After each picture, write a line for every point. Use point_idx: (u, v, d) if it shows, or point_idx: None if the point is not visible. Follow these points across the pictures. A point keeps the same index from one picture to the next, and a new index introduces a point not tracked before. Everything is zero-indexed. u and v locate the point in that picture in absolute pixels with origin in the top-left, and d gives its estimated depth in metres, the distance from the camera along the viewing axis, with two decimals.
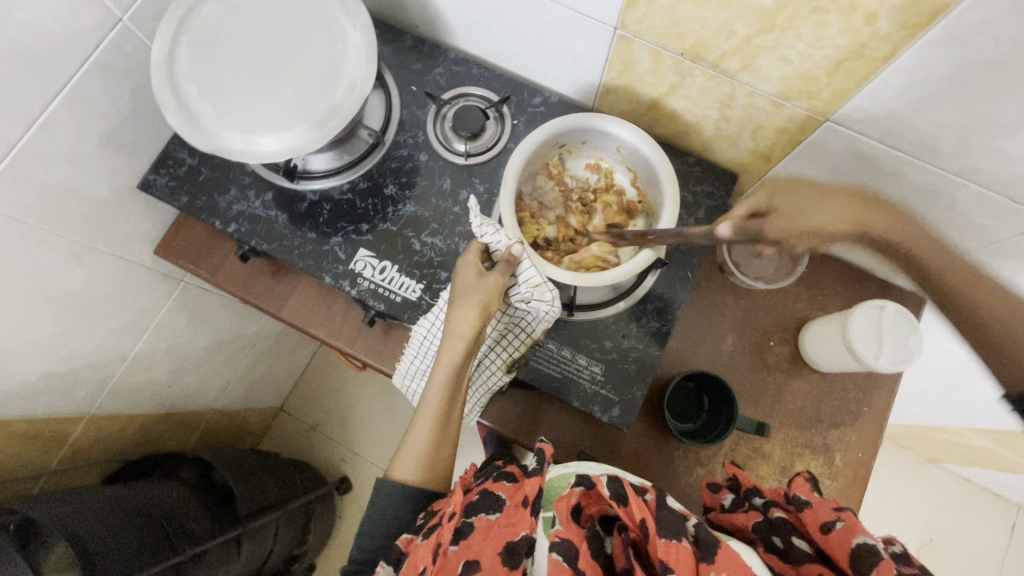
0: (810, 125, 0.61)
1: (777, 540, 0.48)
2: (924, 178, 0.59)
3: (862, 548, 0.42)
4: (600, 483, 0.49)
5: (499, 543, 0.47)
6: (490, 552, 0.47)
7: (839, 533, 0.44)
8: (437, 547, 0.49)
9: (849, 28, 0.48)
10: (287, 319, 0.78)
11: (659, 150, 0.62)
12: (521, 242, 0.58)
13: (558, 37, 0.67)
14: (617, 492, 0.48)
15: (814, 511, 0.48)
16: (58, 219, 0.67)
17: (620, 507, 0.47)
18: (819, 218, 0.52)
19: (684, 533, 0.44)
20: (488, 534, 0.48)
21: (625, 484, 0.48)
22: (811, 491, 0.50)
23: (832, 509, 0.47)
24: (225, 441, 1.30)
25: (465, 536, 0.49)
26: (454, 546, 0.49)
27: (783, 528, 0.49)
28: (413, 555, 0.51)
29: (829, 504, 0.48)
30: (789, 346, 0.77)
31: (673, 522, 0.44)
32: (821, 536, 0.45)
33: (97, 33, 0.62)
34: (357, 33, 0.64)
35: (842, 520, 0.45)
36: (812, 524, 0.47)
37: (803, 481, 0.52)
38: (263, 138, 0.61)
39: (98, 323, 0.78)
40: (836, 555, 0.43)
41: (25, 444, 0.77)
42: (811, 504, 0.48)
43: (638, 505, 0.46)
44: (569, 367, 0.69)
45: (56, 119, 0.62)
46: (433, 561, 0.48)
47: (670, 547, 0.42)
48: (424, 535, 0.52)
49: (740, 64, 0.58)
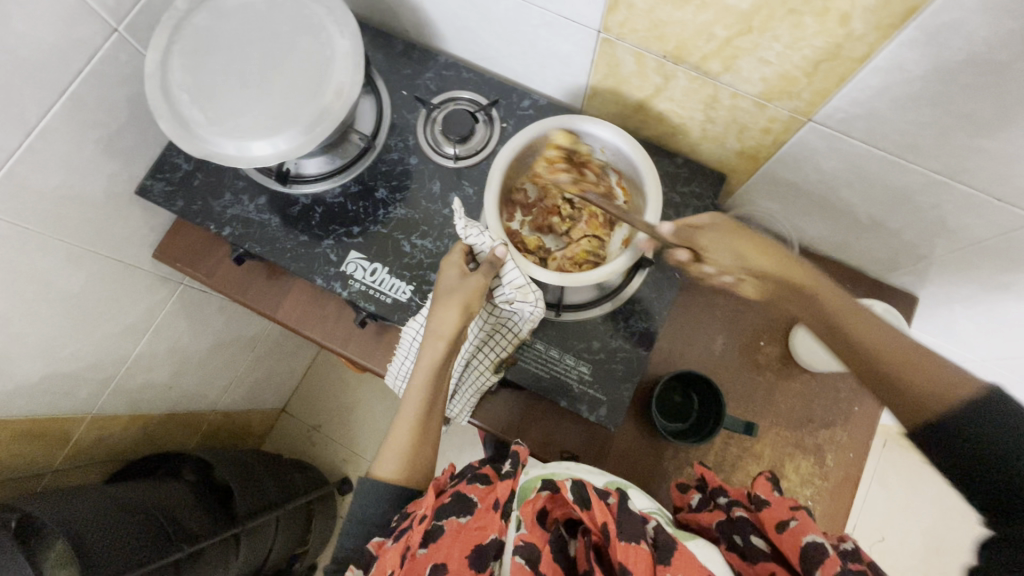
0: (793, 125, 0.62)
1: (737, 538, 0.49)
2: (908, 177, 0.59)
3: (809, 544, 0.44)
4: (564, 487, 0.49)
5: (468, 546, 0.48)
6: (458, 555, 0.48)
7: (792, 530, 0.46)
8: (406, 550, 0.49)
9: (824, 29, 0.49)
10: (281, 321, 0.79)
11: (641, 148, 0.64)
12: (505, 244, 0.59)
13: (544, 40, 0.68)
14: (580, 495, 0.48)
15: (771, 510, 0.49)
16: (58, 224, 0.69)
17: (583, 510, 0.47)
18: (747, 253, 0.57)
19: (643, 536, 0.44)
20: (457, 537, 0.49)
21: (589, 488, 0.49)
22: (771, 490, 0.52)
23: (789, 508, 0.48)
24: (228, 441, 1.32)
25: (435, 539, 0.50)
26: (424, 549, 0.49)
27: (743, 526, 0.50)
28: (383, 556, 0.50)
29: (787, 504, 0.49)
30: (779, 346, 0.77)
31: (635, 525, 0.45)
32: (776, 534, 0.47)
33: (93, 43, 0.64)
34: (345, 39, 0.66)
35: (795, 518, 0.46)
36: (769, 523, 0.48)
37: (765, 481, 0.54)
38: (253, 143, 0.63)
39: (98, 325, 0.80)
40: (788, 552, 0.45)
41: (28, 444, 0.78)
42: (770, 504, 0.50)
43: (601, 508, 0.46)
44: (557, 367, 0.70)
45: (54, 127, 0.64)
46: (401, 564, 0.48)
47: (628, 549, 0.43)
48: (396, 537, 0.52)
49: (721, 65, 0.58)
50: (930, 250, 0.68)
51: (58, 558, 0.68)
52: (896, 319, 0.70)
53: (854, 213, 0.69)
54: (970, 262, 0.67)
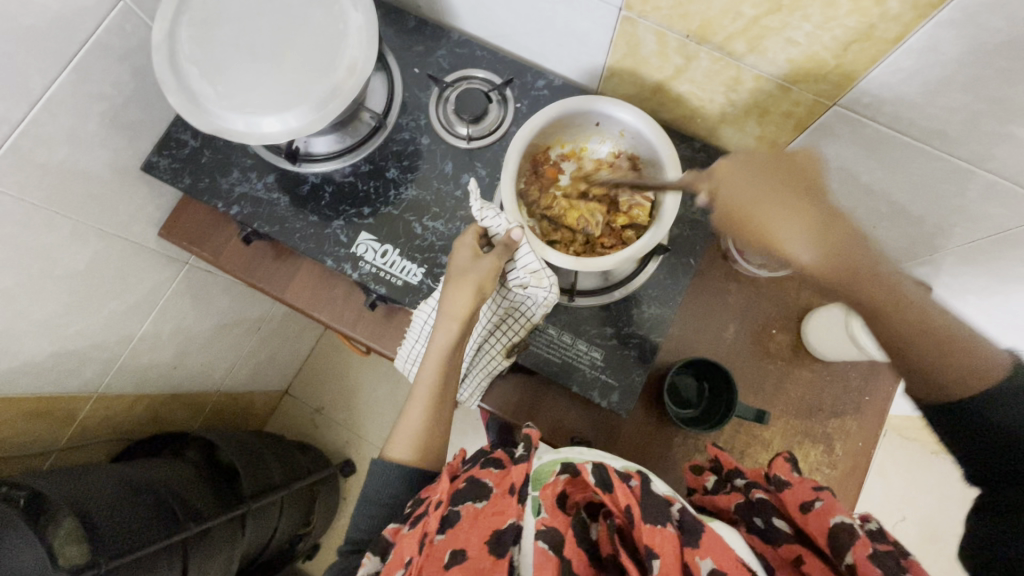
0: (818, 109, 0.60)
1: (759, 521, 0.50)
2: (931, 163, 0.58)
3: (838, 526, 0.44)
4: (586, 471, 0.51)
5: (486, 532, 0.49)
6: (477, 540, 0.48)
7: (818, 511, 0.46)
8: (424, 536, 0.49)
9: (858, 9, 0.47)
10: (289, 301, 0.78)
11: (662, 131, 0.62)
12: (521, 226, 0.58)
13: (561, 18, 0.66)
14: (602, 478, 0.50)
15: (793, 492, 0.50)
16: (62, 199, 0.67)
17: (605, 492, 0.49)
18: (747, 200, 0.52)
19: (668, 518, 0.45)
20: (476, 522, 0.50)
21: (610, 471, 0.50)
22: (791, 471, 0.53)
23: (811, 488, 0.49)
24: (231, 423, 1.32)
25: (451, 525, 0.50)
26: (441, 535, 0.49)
27: (764, 507, 0.50)
28: (400, 544, 0.50)
29: (807, 484, 0.50)
30: (792, 334, 0.77)
31: (658, 507, 0.46)
32: (801, 516, 0.47)
33: (97, 13, 0.62)
34: (358, 13, 0.63)
35: (821, 499, 0.47)
36: (791, 503, 0.49)
37: (783, 461, 0.55)
38: (264, 119, 0.61)
39: (103, 303, 0.79)
40: (815, 533, 0.45)
41: (36, 422, 0.78)
42: (789, 484, 0.51)
43: (624, 492, 0.47)
44: (569, 352, 0.69)
45: (57, 99, 0.62)
46: (420, 551, 0.48)
47: (655, 532, 0.44)
48: (410, 524, 0.52)
49: (746, 46, 0.57)
50: (948, 241, 0.68)
51: (69, 533, 0.68)
52: None
53: (873, 202, 0.68)
54: (988, 253, 0.66)
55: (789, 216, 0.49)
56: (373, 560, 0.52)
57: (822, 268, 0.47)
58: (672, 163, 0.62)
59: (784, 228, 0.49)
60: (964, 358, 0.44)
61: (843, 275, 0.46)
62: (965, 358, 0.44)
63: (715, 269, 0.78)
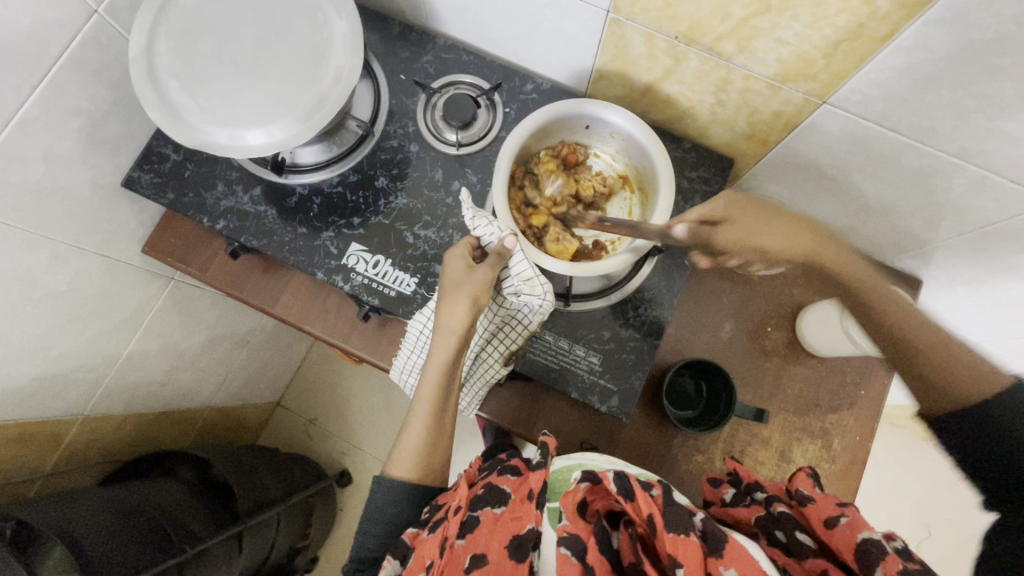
0: (807, 108, 0.60)
1: (780, 535, 0.49)
2: (921, 159, 0.58)
3: (867, 542, 0.43)
4: (607, 478, 0.49)
5: (506, 537, 0.47)
6: (498, 545, 0.47)
7: (844, 527, 0.45)
8: (444, 541, 0.48)
9: (847, 8, 0.47)
10: (279, 315, 0.76)
11: (653, 133, 0.61)
12: (514, 234, 0.57)
13: (548, 21, 0.65)
14: (624, 486, 0.48)
15: (817, 507, 0.49)
16: (40, 219, 0.65)
17: (626, 501, 0.47)
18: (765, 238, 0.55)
19: (690, 527, 0.44)
20: (495, 527, 0.48)
21: (632, 480, 0.48)
22: (813, 486, 0.53)
23: (835, 503, 0.48)
24: (222, 438, 1.29)
25: (473, 529, 0.49)
26: (461, 540, 0.49)
27: (786, 523, 0.50)
28: (420, 549, 0.50)
29: (831, 499, 0.49)
30: (787, 331, 0.77)
31: (681, 517, 0.45)
32: (825, 531, 0.47)
33: (71, 26, 0.60)
34: (342, 21, 0.62)
35: (846, 515, 0.46)
36: (816, 520, 0.48)
37: (805, 477, 0.54)
38: (250, 132, 0.60)
39: (87, 323, 0.77)
40: (842, 550, 0.45)
41: (21, 448, 0.76)
42: (814, 499, 0.50)
43: (646, 500, 0.46)
44: (567, 358, 0.69)
45: (32, 116, 0.60)
46: (440, 555, 0.48)
47: (678, 541, 0.43)
48: (430, 529, 0.52)
49: (736, 47, 0.56)
50: (938, 234, 0.68)
51: (58, 564, 0.66)
52: None
53: (864, 198, 0.69)
54: (978, 246, 0.67)
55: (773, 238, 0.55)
56: (392, 565, 0.52)
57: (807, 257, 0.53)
58: (656, 145, 0.62)
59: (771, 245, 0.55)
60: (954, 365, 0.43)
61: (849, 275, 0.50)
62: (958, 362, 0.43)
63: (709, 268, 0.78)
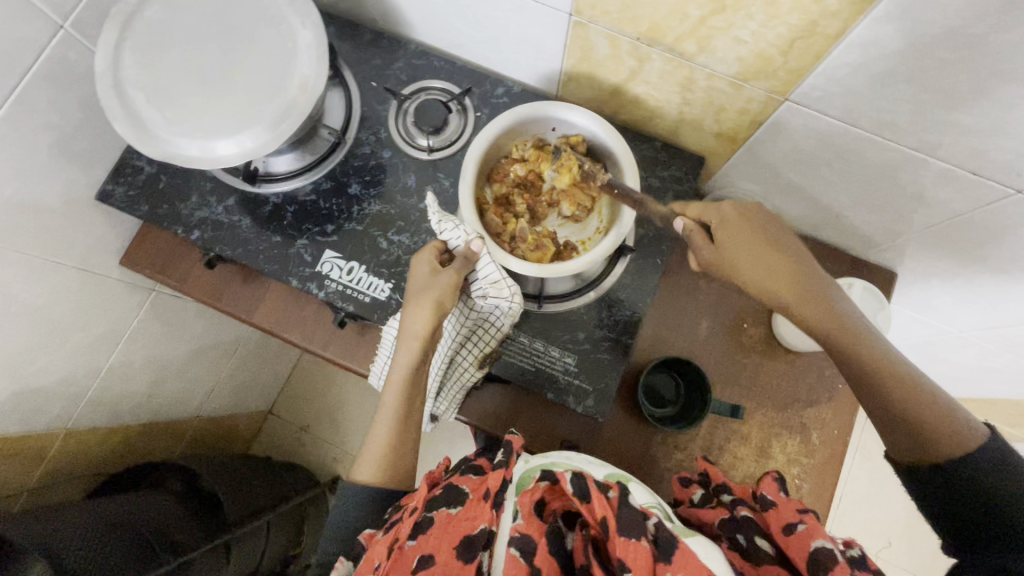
0: (770, 105, 0.61)
1: (740, 539, 0.51)
2: (884, 153, 0.59)
3: (819, 552, 0.45)
4: (564, 479, 0.50)
5: (457, 537, 0.48)
6: (447, 546, 0.48)
7: (800, 534, 0.47)
8: (394, 543, 0.49)
9: (799, 6, 0.47)
10: (257, 324, 0.77)
11: (618, 133, 0.62)
12: (480, 237, 0.58)
13: (513, 26, 0.66)
14: (580, 489, 0.48)
15: (778, 512, 0.51)
16: (14, 235, 0.65)
17: (582, 502, 0.48)
18: (751, 271, 0.54)
19: (643, 532, 0.45)
20: (447, 528, 0.49)
21: (589, 481, 0.49)
22: (778, 490, 0.53)
23: (795, 510, 0.50)
24: (213, 448, 1.29)
25: (423, 531, 0.49)
26: (411, 541, 0.49)
27: (747, 526, 0.51)
28: (372, 550, 0.50)
29: (793, 506, 0.51)
30: (763, 327, 0.77)
31: (633, 520, 0.45)
32: (784, 538, 0.48)
33: (37, 43, 0.61)
34: (307, 30, 0.63)
35: (803, 522, 0.48)
36: (776, 525, 0.50)
37: (772, 480, 0.55)
38: (217, 142, 0.60)
39: (67, 337, 0.77)
40: (795, 558, 0.46)
41: (5, 463, 0.76)
42: (776, 505, 0.52)
43: (600, 501, 0.47)
44: (542, 359, 0.69)
45: (1, 134, 0.60)
46: (388, 556, 0.48)
47: (628, 545, 0.44)
48: (384, 530, 0.52)
49: (697, 46, 0.57)
50: (909, 226, 0.69)
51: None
52: (877, 296, 0.70)
53: (833, 192, 0.69)
54: (948, 237, 0.67)
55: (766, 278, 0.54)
56: (345, 565, 0.52)
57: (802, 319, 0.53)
58: (612, 134, 0.63)
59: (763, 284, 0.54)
60: (932, 424, 0.48)
61: (850, 339, 0.50)
62: (933, 413, 0.48)
63: (685, 266, 0.78)
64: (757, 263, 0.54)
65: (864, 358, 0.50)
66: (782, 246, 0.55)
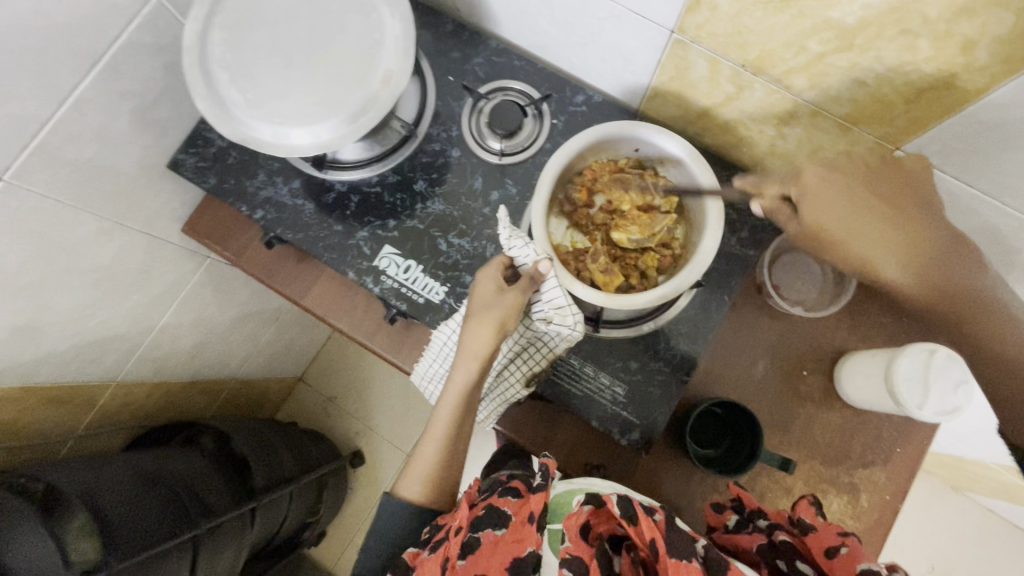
0: (877, 151, 0.56)
1: (781, 563, 0.51)
2: (999, 218, 0.53)
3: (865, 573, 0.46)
4: (610, 501, 0.49)
5: (506, 559, 0.47)
6: (497, 569, 0.47)
7: (845, 559, 0.48)
8: (445, 562, 0.50)
9: (940, 55, 0.43)
10: (307, 307, 0.77)
11: (707, 165, 0.58)
12: (549, 258, 0.56)
13: (607, 35, 0.62)
14: (627, 510, 0.47)
15: (817, 536, 0.51)
16: (89, 196, 0.66)
17: (630, 525, 0.47)
18: (858, 242, 0.51)
19: (694, 554, 0.45)
20: (496, 550, 0.48)
21: (635, 503, 0.48)
22: (814, 515, 0.54)
23: (836, 533, 0.51)
24: (244, 410, 1.33)
25: (473, 550, 0.49)
26: (462, 561, 0.49)
27: (788, 552, 0.52)
28: (422, 568, 0.51)
29: (832, 529, 0.52)
30: (824, 377, 0.73)
31: (682, 543, 0.45)
32: (825, 560, 0.49)
33: (130, 9, 0.61)
34: (396, 22, 0.61)
35: (846, 545, 0.49)
36: (817, 549, 0.50)
37: (807, 505, 0.57)
38: (294, 130, 0.59)
39: (126, 296, 0.79)
40: None
41: (59, 409, 0.79)
42: (815, 528, 0.52)
43: (649, 524, 0.46)
44: (591, 385, 0.67)
45: (87, 97, 0.61)
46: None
47: (680, 566, 0.44)
48: (430, 550, 0.52)
49: (808, 81, 0.53)
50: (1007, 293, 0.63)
51: (82, 527, 0.68)
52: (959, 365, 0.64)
53: None
54: None
55: (889, 251, 0.51)
56: None
57: (920, 292, 0.51)
58: (701, 164, 0.59)
59: (890, 265, 0.51)
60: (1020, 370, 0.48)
61: (938, 291, 0.50)
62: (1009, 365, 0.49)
63: (749, 303, 0.75)
64: (873, 233, 0.51)
65: (981, 321, 0.49)
66: (907, 199, 0.51)
